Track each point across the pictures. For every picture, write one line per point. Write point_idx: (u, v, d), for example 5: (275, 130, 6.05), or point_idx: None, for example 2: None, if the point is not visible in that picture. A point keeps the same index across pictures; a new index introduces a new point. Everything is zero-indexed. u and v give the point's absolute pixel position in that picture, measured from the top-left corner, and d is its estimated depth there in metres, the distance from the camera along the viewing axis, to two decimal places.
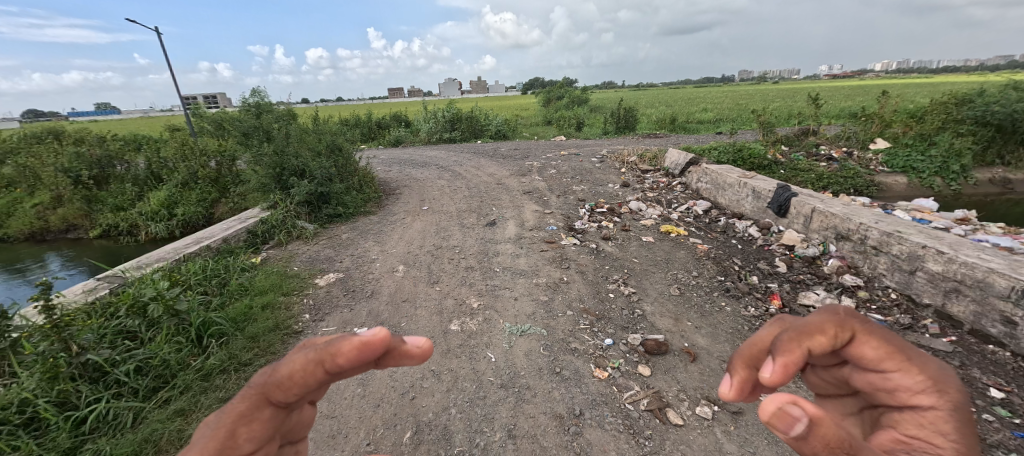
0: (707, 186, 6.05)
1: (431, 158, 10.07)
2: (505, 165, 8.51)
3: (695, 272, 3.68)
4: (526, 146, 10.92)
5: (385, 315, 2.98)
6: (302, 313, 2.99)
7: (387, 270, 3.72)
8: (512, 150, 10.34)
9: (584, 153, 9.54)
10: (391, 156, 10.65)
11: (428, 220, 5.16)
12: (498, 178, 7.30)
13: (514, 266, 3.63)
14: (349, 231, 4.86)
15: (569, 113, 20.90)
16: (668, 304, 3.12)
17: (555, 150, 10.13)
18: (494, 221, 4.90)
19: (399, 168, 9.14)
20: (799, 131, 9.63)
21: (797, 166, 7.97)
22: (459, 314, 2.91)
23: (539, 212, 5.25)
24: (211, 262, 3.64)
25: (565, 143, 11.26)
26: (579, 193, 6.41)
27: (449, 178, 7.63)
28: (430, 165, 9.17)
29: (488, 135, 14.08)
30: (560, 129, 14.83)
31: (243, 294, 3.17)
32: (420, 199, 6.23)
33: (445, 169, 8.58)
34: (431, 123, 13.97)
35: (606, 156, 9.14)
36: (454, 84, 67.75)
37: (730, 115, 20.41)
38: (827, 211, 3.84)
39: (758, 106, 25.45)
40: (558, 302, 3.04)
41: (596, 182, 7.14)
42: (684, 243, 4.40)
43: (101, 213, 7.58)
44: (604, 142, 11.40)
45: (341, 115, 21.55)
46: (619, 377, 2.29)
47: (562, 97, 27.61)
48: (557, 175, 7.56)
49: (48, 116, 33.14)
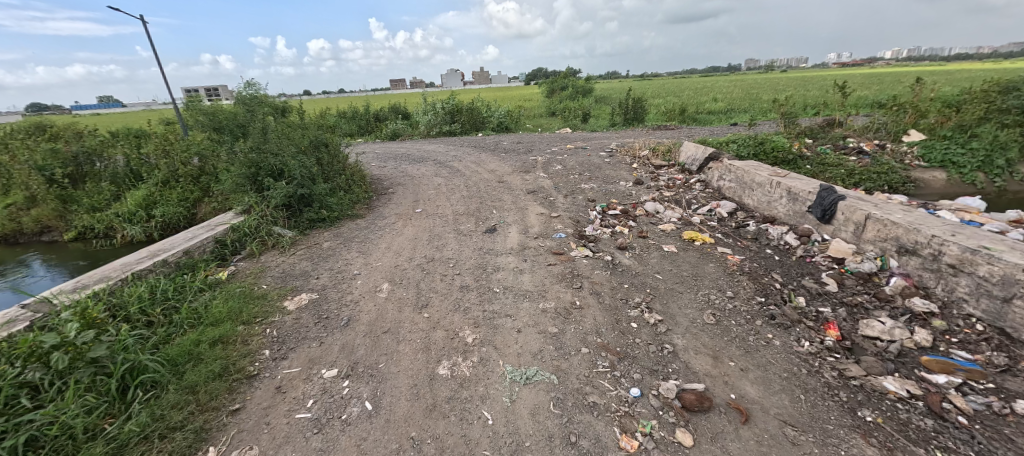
0: (731, 185, 5.45)
1: (429, 152, 9.52)
2: (507, 161, 7.94)
3: (731, 292, 3.12)
4: (529, 139, 10.32)
5: (360, 352, 2.46)
6: (260, 349, 2.48)
7: (368, 289, 3.20)
8: (515, 144, 9.75)
9: (593, 147, 8.90)
10: (387, 151, 10.10)
11: (420, 225, 4.62)
12: (500, 176, 6.73)
13: (516, 286, 3.09)
14: (331, 238, 4.34)
15: (574, 103, 20.20)
16: (704, 337, 2.58)
17: (561, 144, 9.53)
18: (494, 227, 4.36)
19: (394, 164, 8.58)
20: (824, 123, 8.92)
21: (824, 160, 7.32)
22: (449, 352, 2.38)
23: (545, 216, 4.70)
24: (165, 281, 3.14)
25: (571, 136, 10.62)
26: (588, 193, 5.83)
27: (446, 175, 7.06)
28: (426, 160, 8.60)
29: (491, 127, 13.46)
30: (566, 121, 14.19)
31: (194, 324, 2.67)
32: (413, 200, 5.68)
33: (443, 164, 8.03)
34: (430, 116, 13.36)
35: (616, 151, 8.52)
36: (456, 75, 66.99)
37: (742, 106, 19.61)
38: (887, 220, 3.24)
39: (770, 96, 24.52)
40: (570, 336, 2.50)
41: (606, 179, 6.55)
42: (712, 253, 3.83)
43: (77, 214, 7.12)
44: (613, 135, 10.76)
45: (340, 108, 20.97)
46: (654, 449, 1.74)
47: (567, 88, 26.83)
48: (564, 172, 6.98)
49: (45, 109, 32.72)
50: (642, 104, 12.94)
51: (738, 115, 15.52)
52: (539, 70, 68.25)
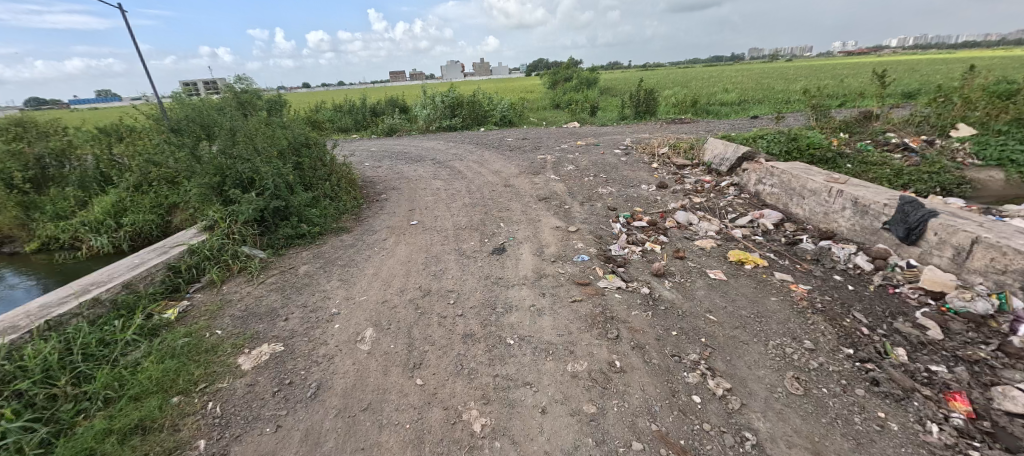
0: (773, 190, 4.73)
1: (427, 150, 8.81)
2: (513, 160, 7.25)
3: (810, 342, 2.43)
4: (536, 135, 9.60)
5: (325, 445, 1.77)
6: (192, 440, 1.82)
7: (344, 338, 2.52)
8: (520, 140, 9.02)
9: (606, 144, 8.17)
10: (383, 148, 9.40)
11: (414, 242, 3.94)
12: (506, 178, 6.03)
13: (535, 336, 2.41)
14: (309, 261, 3.66)
15: (580, 95, 19.41)
16: (793, 419, 1.86)
17: (570, 139, 8.81)
18: (502, 246, 3.67)
19: (390, 164, 7.90)
20: (859, 116, 8.14)
21: (866, 159, 6.57)
22: (448, 449, 1.69)
23: (562, 231, 4.01)
24: (90, 330, 2.50)
25: (580, 131, 9.89)
26: (607, 199, 5.13)
27: (446, 177, 6.37)
28: (424, 159, 7.91)
29: (493, 122, 12.78)
30: (573, 114, 13.43)
31: (112, 400, 2.04)
32: (408, 208, 4.98)
33: (443, 164, 7.33)
34: (429, 109, 12.55)
35: (632, 148, 7.80)
36: (456, 67, 65.81)
37: (756, 96, 18.74)
38: (1005, 246, 2.52)
39: (782, 86, 23.57)
40: (613, 421, 1.81)
41: (625, 182, 5.84)
42: (769, 281, 3.15)
43: (40, 222, 6.46)
44: (625, 129, 10.00)
45: (337, 102, 20.25)
46: None
47: (571, 79, 25.92)
48: (576, 173, 6.28)
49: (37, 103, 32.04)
50: (654, 96, 12.14)
51: (753, 108, 14.73)
52: (540, 61, 66.99)
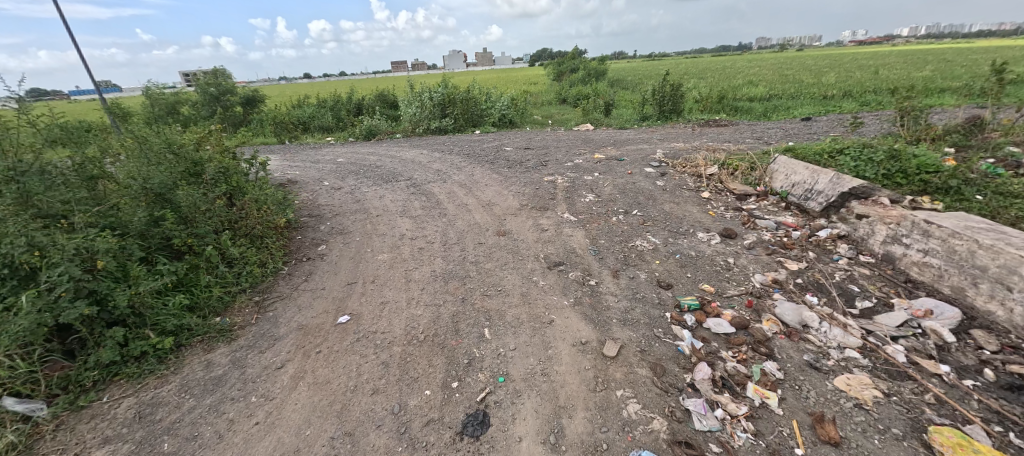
0: (929, 262, 2.91)
1: (406, 163, 7.04)
2: (512, 182, 5.48)
3: None
4: (541, 142, 7.77)
5: None
6: None
7: None
8: (522, 149, 7.21)
9: (631, 158, 6.36)
10: (353, 160, 7.64)
11: (326, 378, 2.19)
12: (501, 218, 4.26)
13: None
14: (112, 436, 1.91)
15: (588, 88, 17.46)
16: None
17: (585, 149, 7.00)
18: (484, 410, 1.91)
19: (354, 184, 6.14)
20: (965, 121, 6.15)
21: (1002, 187, 4.45)
22: None
23: (594, 359, 2.23)
24: None
25: (595, 137, 8.05)
26: (653, 263, 3.36)
27: (418, 213, 4.60)
28: (398, 178, 6.13)
29: (491, 122, 10.94)
30: (583, 112, 11.54)
31: None
32: (342, 282, 3.20)
33: (420, 187, 5.56)
34: (415, 107, 10.70)
35: (667, 165, 5.98)
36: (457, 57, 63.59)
37: (789, 91, 16.61)
38: None
39: (814, 79, 21.23)
40: None
41: (672, 227, 4.06)
42: None
43: None
44: (651, 135, 8.15)
45: (321, 96, 18.46)
46: None
47: (578, 70, 23.86)
48: (596, 208, 4.51)
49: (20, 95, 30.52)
50: (681, 92, 10.21)
51: (790, 106, 12.69)
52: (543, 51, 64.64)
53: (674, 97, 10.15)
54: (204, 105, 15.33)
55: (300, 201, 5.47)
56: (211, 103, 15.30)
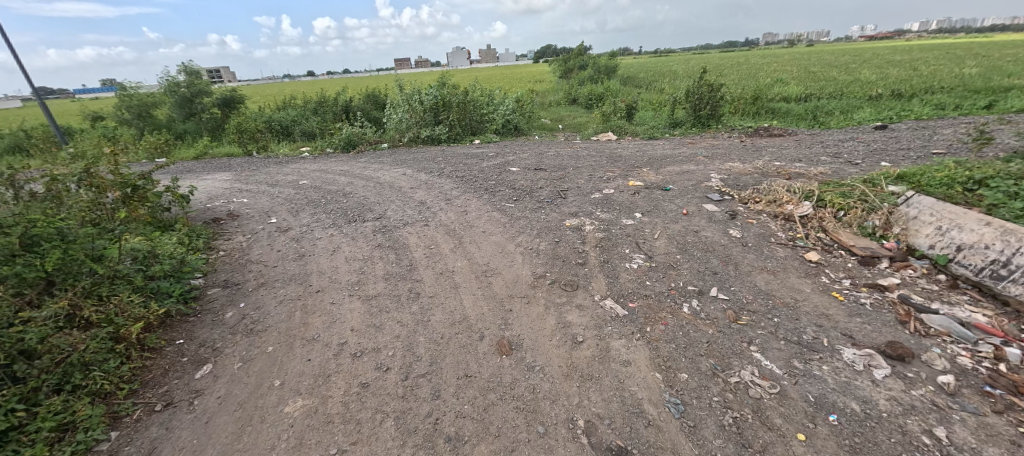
0: None
1: (382, 189, 5.47)
2: (520, 227, 3.89)
3: None
4: (555, 159, 6.17)
5: None
6: None
7: None
8: (531, 171, 5.61)
9: (679, 187, 4.72)
10: (319, 182, 6.10)
11: None
12: (503, 307, 2.67)
13: None
14: None
15: (601, 87, 15.78)
16: None
17: (614, 172, 5.37)
18: None
19: (307, 223, 4.57)
20: None
21: None
22: None
23: None
24: None
25: (623, 152, 6.43)
26: (799, 445, 1.69)
27: (374, 290, 3.00)
28: (365, 215, 4.55)
29: (492, 129, 9.36)
30: (601, 116, 9.90)
31: None
32: None
33: (390, 233, 3.98)
34: (403, 110, 9.11)
35: (734, 199, 4.34)
36: (462, 55, 63.08)
37: (828, 90, 14.82)
38: None
39: (849, 76, 19.34)
40: None
41: (789, 332, 2.44)
42: None
43: None
44: (694, 149, 6.51)
45: (309, 95, 16.94)
46: None
47: (587, 67, 22.18)
48: (652, 285, 2.90)
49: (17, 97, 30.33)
50: (720, 94, 8.52)
51: (841, 109, 10.89)
52: (547, 49, 63.36)
53: (712, 99, 8.47)
54: (179, 107, 14.04)
55: (211, 255, 3.93)
56: (184, 106, 13.96)
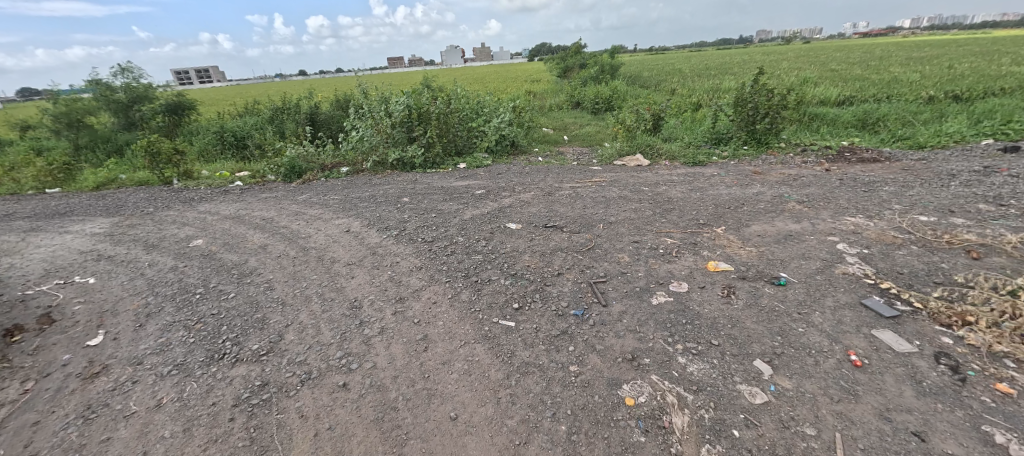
0: None
1: (304, 264, 3.46)
2: (530, 407, 1.86)
3: None
4: (572, 206, 4.19)
5: None
6: None
7: None
8: (540, 233, 3.61)
9: (799, 279, 2.73)
10: (222, 243, 4.08)
11: None
12: None
13: None
14: None
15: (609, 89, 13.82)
16: None
17: (671, 238, 3.38)
18: None
19: (144, 355, 2.54)
20: None
21: None
22: None
23: None
24: None
25: (670, 193, 4.45)
26: None
27: None
28: (246, 343, 2.51)
29: (483, 147, 7.34)
30: (620, 127, 7.91)
31: None
32: None
33: (266, 411, 1.95)
34: (367, 123, 7.00)
35: (923, 317, 2.34)
36: (455, 53, 61.18)
37: (870, 92, 12.99)
38: None
39: (880, 74, 17.54)
40: None
41: None
42: None
43: None
44: (769, 185, 4.54)
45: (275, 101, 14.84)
46: None
47: (588, 65, 20.22)
48: None
49: None
50: (781, 102, 6.52)
51: (911, 117, 8.91)
52: (543, 47, 61.63)
53: (770, 110, 6.50)
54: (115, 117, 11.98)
55: None
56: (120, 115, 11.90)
